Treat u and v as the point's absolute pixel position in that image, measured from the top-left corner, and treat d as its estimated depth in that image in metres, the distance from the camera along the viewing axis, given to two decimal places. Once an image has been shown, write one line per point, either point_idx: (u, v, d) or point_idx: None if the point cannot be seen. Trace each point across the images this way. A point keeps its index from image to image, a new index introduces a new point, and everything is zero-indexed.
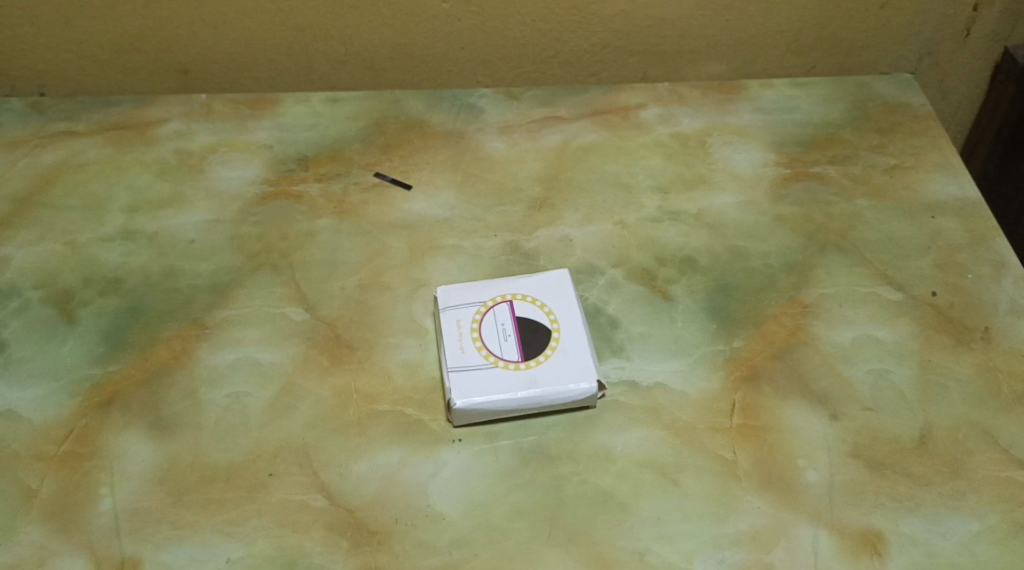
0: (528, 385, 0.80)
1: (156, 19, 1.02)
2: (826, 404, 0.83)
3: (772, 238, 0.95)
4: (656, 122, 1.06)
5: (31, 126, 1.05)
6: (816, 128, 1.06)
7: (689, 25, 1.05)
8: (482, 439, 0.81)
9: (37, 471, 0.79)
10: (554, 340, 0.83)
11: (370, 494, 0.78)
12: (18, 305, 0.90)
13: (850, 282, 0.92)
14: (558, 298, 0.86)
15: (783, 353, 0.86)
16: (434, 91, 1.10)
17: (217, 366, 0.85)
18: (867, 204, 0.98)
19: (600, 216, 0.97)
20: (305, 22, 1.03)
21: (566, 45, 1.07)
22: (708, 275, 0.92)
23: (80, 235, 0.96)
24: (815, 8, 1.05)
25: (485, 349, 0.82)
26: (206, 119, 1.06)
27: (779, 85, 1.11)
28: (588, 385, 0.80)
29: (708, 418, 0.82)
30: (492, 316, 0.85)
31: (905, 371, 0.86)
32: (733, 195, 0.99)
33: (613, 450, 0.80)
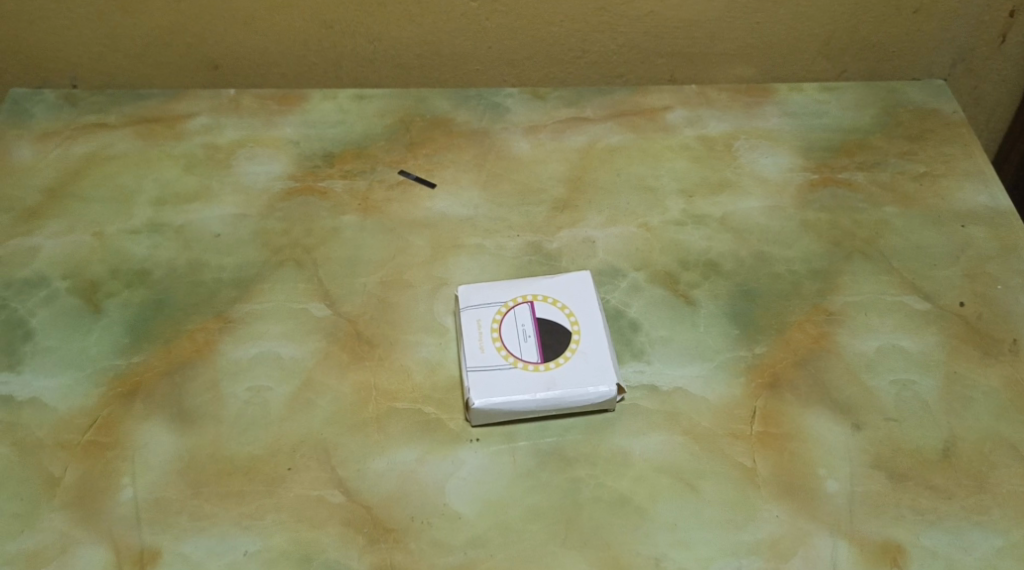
0: (547, 386, 0.80)
1: (187, 14, 1.03)
2: (849, 414, 0.82)
3: (797, 243, 0.94)
4: (682, 125, 1.06)
5: (63, 118, 1.07)
6: (845, 134, 1.05)
7: (718, 27, 1.04)
8: (500, 439, 0.80)
9: (61, 459, 0.80)
10: (575, 342, 0.83)
11: (387, 491, 0.78)
12: (45, 294, 0.91)
13: (875, 290, 0.91)
14: (579, 300, 0.86)
15: (805, 361, 0.85)
16: (460, 90, 1.10)
17: (240, 360, 0.86)
18: (895, 212, 0.97)
19: (624, 218, 0.97)
20: (333, 19, 1.03)
21: (593, 45, 1.06)
22: (731, 280, 0.91)
23: (109, 226, 0.97)
24: (847, 12, 1.03)
25: (504, 349, 0.82)
26: (234, 114, 1.07)
27: (809, 89, 1.10)
28: (608, 387, 0.80)
29: (729, 425, 0.81)
30: (512, 317, 0.85)
31: (930, 382, 0.84)
32: (759, 199, 0.98)
33: (632, 455, 0.80)
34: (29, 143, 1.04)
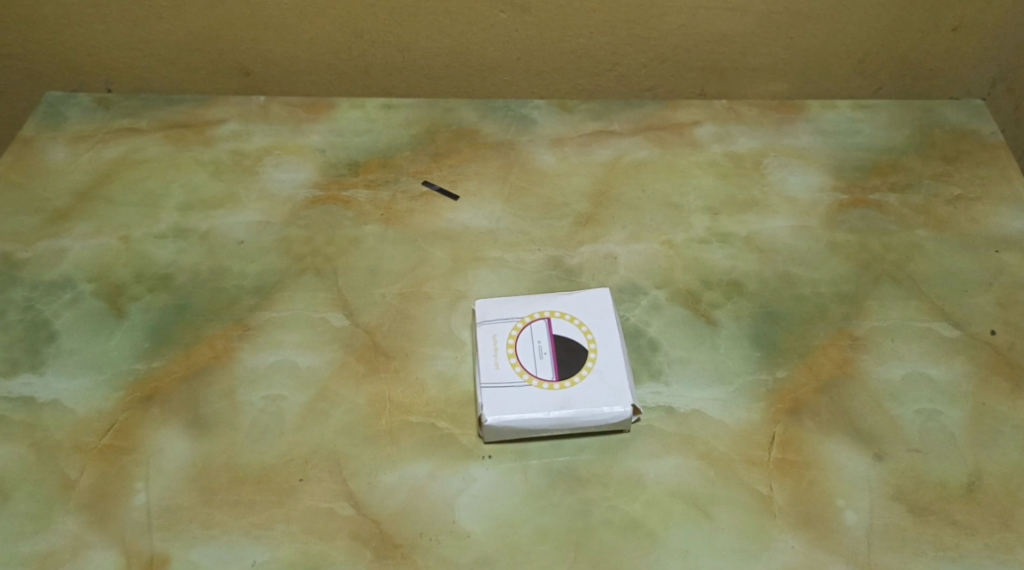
0: (560, 405, 0.79)
1: (219, 21, 1.03)
2: (870, 443, 0.80)
3: (825, 265, 0.92)
4: (711, 140, 1.04)
5: (96, 121, 1.08)
6: (878, 153, 1.02)
7: (751, 41, 1.03)
8: (512, 456, 0.80)
9: (77, 462, 0.81)
10: (591, 361, 0.82)
11: (397, 505, 0.77)
12: (70, 296, 0.92)
13: (903, 316, 0.88)
14: (597, 318, 0.85)
15: (828, 387, 0.83)
16: (488, 100, 1.10)
17: (257, 367, 0.86)
18: (927, 235, 0.95)
19: (647, 234, 0.95)
20: (364, 28, 1.03)
21: (623, 58, 1.05)
22: (755, 301, 0.89)
23: (135, 231, 0.98)
24: (883, 28, 1.01)
25: (519, 366, 0.81)
26: (263, 121, 1.08)
27: (842, 107, 1.07)
28: (623, 408, 0.79)
29: (746, 451, 0.79)
30: (529, 333, 0.84)
31: (957, 414, 0.82)
32: (786, 218, 0.96)
33: (645, 477, 0.78)
34: (62, 145, 1.06)
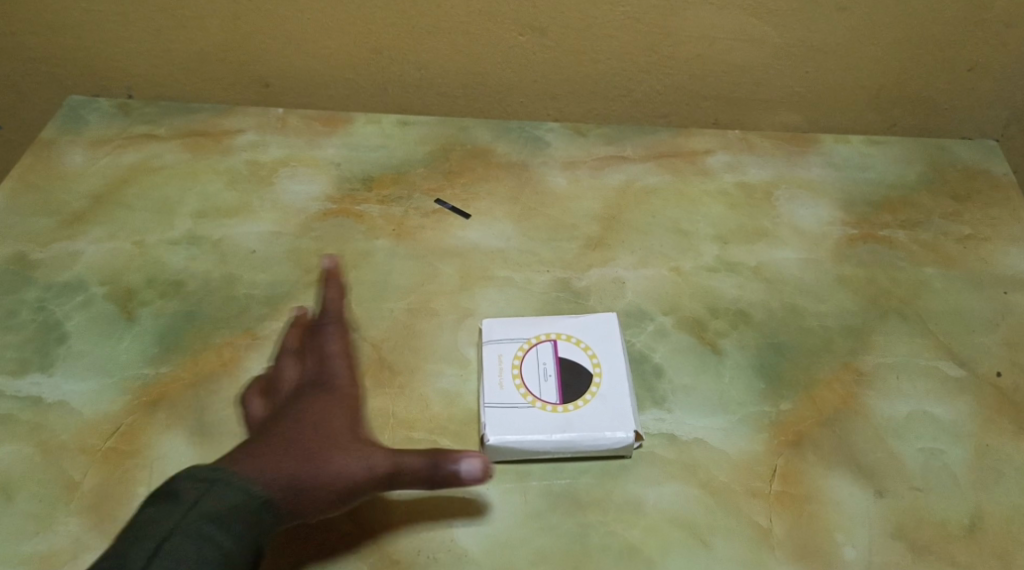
0: (562, 429, 0.79)
1: (241, 33, 1.05)
2: (872, 479, 0.80)
3: (832, 298, 0.93)
4: (722, 170, 1.05)
5: (116, 127, 1.10)
6: (889, 189, 1.03)
7: (767, 73, 1.03)
8: (513, 476, 0.80)
9: (81, 464, 0.81)
10: (595, 385, 0.82)
11: (396, 521, 0.78)
12: (82, 298, 0.93)
13: (908, 352, 0.88)
14: (603, 343, 0.85)
15: (832, 420, 0.83)
16: (503, 121, 1.11)
17: (263, 377, 0.87)
18: (935, 273, 0.95)
19: (655, 260, 0.96)
20: (383, 46, 1.04)
21: (639, 85, 1.06)
22: (761, 331, 0.90)
23: (149, 236, 0.99)
24: (898, 65, 1.02)
25: (523, 387, 0.82)
26: (280, 133, 1.09)
27: (855, 141, 1.08)
28: (625, 434, 0.79)
29: (747, 482, 0.79)
30: (534, 354, 0.84)
31: (960, 453, 0.82)
32: (795, 250, 0.97)
33: (645, 504, 0.78)
34: (81, 149, 1.07)
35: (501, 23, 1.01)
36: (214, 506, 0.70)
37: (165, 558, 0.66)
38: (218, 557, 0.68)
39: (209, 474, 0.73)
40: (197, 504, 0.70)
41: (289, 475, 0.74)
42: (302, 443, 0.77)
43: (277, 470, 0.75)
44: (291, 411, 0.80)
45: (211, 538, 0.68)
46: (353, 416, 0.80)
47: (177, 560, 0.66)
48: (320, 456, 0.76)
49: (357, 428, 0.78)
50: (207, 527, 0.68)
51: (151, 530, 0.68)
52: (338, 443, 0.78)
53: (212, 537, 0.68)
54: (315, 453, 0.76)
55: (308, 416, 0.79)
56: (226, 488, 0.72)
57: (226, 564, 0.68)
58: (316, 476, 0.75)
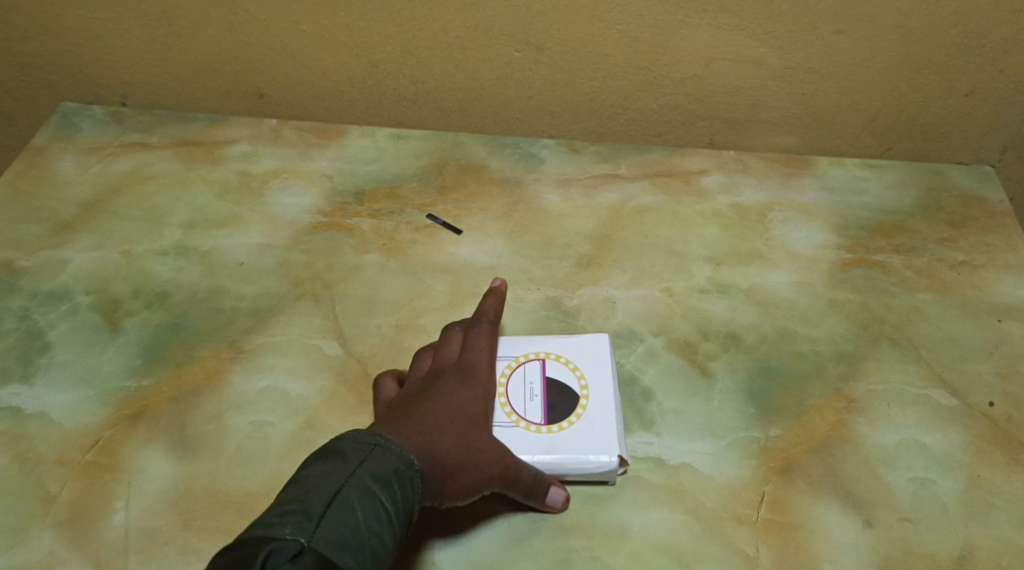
0: (545, 450, 0.78)
1: (237, 43, 1.04)
2: (861, 509, 0.79)
3: (825, 322, 0.92)
4: (717, 190, 1.04)
5: (108, 135, 1.09)
6: (884, 214, 1.02)
7: (764, 95, 1.03)
8: (497, 498, 0.78)
9: (59, 477, 0.80)
10: (581, 407, 0.81)
11: None
12: (67, 307, 0.92)
13: (900, 380, 0.87)
14: (592, 367, 0.84)
15: (821, 447, 0.82)
16: (498, 136, 1.10)
17: (247, 392, 0.86)
18: (928, 299, 0.94)
19: (647, 280, 0.95)
20: (379, 59, 1.04)
21: (635, 103, 1.05)
22: (752, 355, 0.89)
23: (137, 246, 0.98)
24: (896, 90, 1.01)
25: (509, 406, 0.81)
26: (273, 144, 1.08)
27: (851, 165, 1.07)
28: (609, 458, 0.78)
29: (734, 509, 0.78)
30: (521, 372, 0.84)
31: (951, 484, 0.80)
32: (789, 273, 0.96)
33: (630, 529, 0.77)
34: (72, 157, 1.07)
35: (497, 40, 1.00)
36: (378, 464, 0.66)
37: (340, 507, 0.63)
38: (380, 512, 0.65)
39: (370, 438, 0.68)
40: (363, 463, 0.66)
41: (436, 456, 0.71)
42: (456, 426, 0.73)
43: (461, 465, 0.72)
44: (431, 394, 0.76)
45: (377, 497, 0.65)
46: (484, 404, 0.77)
47: (353, 513, 0.63)
48: (470, 442, 0.73)
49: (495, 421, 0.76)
50: (375, 485, 0.65)
51: (324, 481, 0.64)
52: (483, 432, 0.75)
53: (376, 495, 0.65)
54: (459, 437, 0.73)
55: (454, 401, 0.75)
56: (390, 449, 0.68)
57: (389, 525, 0.65)
58: (456, 462, 0.72)
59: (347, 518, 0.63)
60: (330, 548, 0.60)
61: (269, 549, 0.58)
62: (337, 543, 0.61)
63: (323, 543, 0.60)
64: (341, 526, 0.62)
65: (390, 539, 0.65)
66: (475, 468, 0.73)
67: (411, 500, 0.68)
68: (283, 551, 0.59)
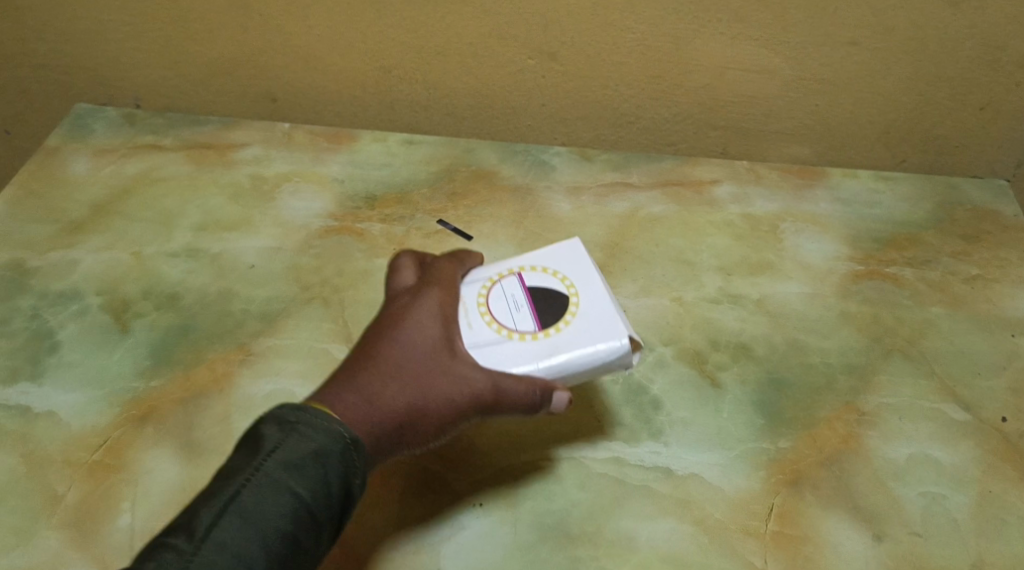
0: (550, 355, 0.73)
1: (250, 47, 1.04)
2: (870, 523, 0.78)
3: (836, 334, 0.91)
4: (729, 201, 1.04)
5: (121, 136, 1.10)
6: (896, 226, 1.01)
7: (776, 105, 1.02)
8: (503, 507, 0.78)
9: (66, 477, 0.80)
10: (573, 305, 0.75)
11: (381, 549, 0.76)
12: (77, 308, 0.92)
13: (912, 394, 0.86)
14: (571, 264, 0.78)
15: (831, 461, 0.81)
16: (509, 143, 1.10)
17: (255, 395, 0.86)
18: (941, 313, 0.93)
19: (658, 289, 0.95)
20: (391, 65, 1.04)
21: (647, 112, 1.05)
22: (762, 366, 0.88)
23: (148, 247, 0.98)
24: (910, 102, 1.01)
25: (495, 322, 0.75)
26: (285, 148, 1.09)
27: (864, 176, 1.07)
28: (619, 340, 0.73)
29: (743, 521, 0.77)
30: (499, 289, 0.77)
31: (962, 500, 0.80)
32: (800, 285, 0.95)
33: (637, 540, 0.76)
34: (85, 158, 1.07)
35: (510, 47, 1.00)
36: (292, 454, 0.65)
37: (233, 514, 0.62)
38: (287, 505, 0.63)
39: (293, 415, 0.67)
40: (274, 453, 0.65)
41: (387, 411, 0.70)
42: (410, 373, 0.72)
43: (424, 410, 0.71)
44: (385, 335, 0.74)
45: (286, 490, 0.64)
46: (448, 333, 0.74)
47: (250, 515, 0.62)
48: (422, 389, 0.71)
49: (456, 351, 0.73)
50: (282, 481, 0.64)
51: (227, 482, 0.64)
52: (444, 368, 0.72)
53: (286, 488, 0.64)
54: (413, 382, 0.72)
55: (407, 340, 0.73)
56: (309, 432, 0.66)
57: (301, 519, 0.63)
58: (411, 413, 0.71)
59: (244, 518, 0.62)
60: (212, 562, 0.60)
61: (158, 552, 0.61)
62: (226, 546, 0.61)
63: (208, 557, 0.61)
64: (234, 528, 0.62)
65: (309, 531, 0.64)
66: (438, 408, 0.72)
67: (340, 480, 0.66)
68: (170, 552, 0.60)
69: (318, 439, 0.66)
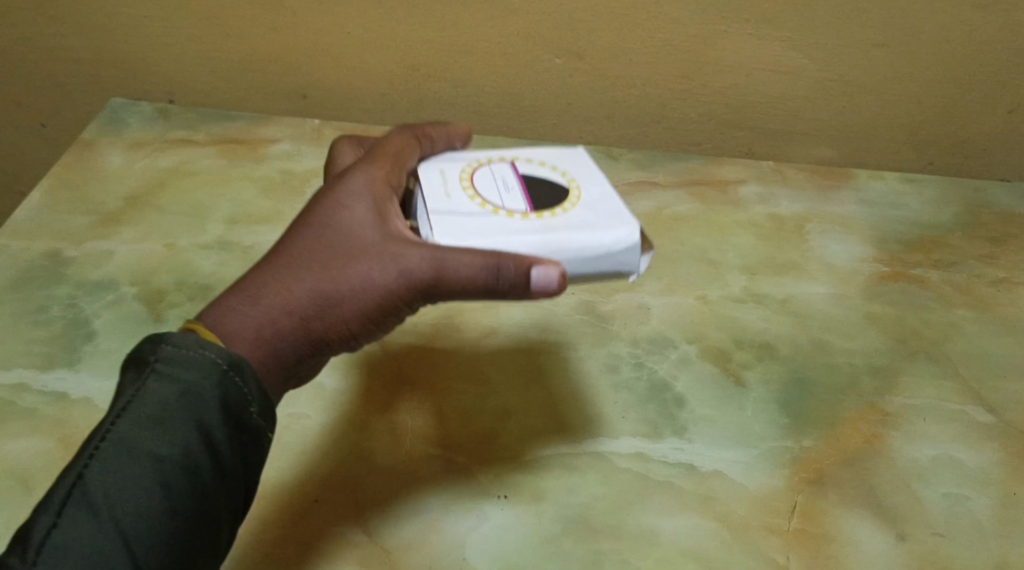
0: (543, 232, 0.67)
1: (281, 44, 1.06)
2: (893, 522, 0.78)
3: (860, 335, 0.91)
4: (754, 201, 1.05)
5: (154, 131, 1.12)
6: (922, 229, 1.02)
7: (802, 107, 1.03)
8: (528, 499, 0.79)
9: None
10: (573, 196, 0.70)
11: (406, 537, 0.76)
12: (112, 297, 0.94)
13: (936, 395, 0.87)
14: (569, 166, 0.74)
15: (854, 460, 0.82)
16: (536, 142, 1.11)
17: None
18: (966, 316, 0.93)
19: (682, 288, 0.95)
20: (420, 62, 1.05)
21: (673, 112, 1.06)
22: (786, 365, 0.89)
23: (181, 239, 1.00)
24: (937, 105, 1.01)
25: (479, 196, 0.69)
26: (316, 144, 1.11)
27: (890, 179, 1.07)
28: (629, 229, 0.67)
29: (766, 518, 0.78)
30: (487, 172, 0.72)
31: (985, 501, 0.80)
32: (825, 286, 0.96)
33: (659, 535, 0.77)
34: (120, 150, 1.10)
35: (538, 46, 1.01)
36: (147, 407, 0.61)
37: (80, 500, 0.58)
38: (150, 471, 0.60)
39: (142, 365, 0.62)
40: (123, 415, 0.61)
41: (288, 306, 0.65)
42: (318, 264, 0.66)
43: (337, 300, 0.66)
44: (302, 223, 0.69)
45: (143, 454, 0.60)
46: (375, 214, 0.68)
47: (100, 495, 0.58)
48: (330, 281, 0.66)
49: (376, 235, 0.67)
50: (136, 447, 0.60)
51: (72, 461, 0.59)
52: (363, 253, 0.67)
53: (144, 449, 0.60)
54: (323, 272, 0.66)
55: (320, 229, 0.68)
56: (168, 372, 0.62)
57: (162, 482, 0.60)
58: (322, 305, 0.66)
59: (90, 502, 0.58)
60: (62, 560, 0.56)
61: (7, 556, 0.56)
62: (70, 546, 0.57)
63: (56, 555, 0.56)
64: (80, 516, 0.58)
65: (184, 488, 0.60)
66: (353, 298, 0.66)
67: (208, 426, 0.62)
68: (15, 557, 0.56)
69: (180, 379, 0.62)
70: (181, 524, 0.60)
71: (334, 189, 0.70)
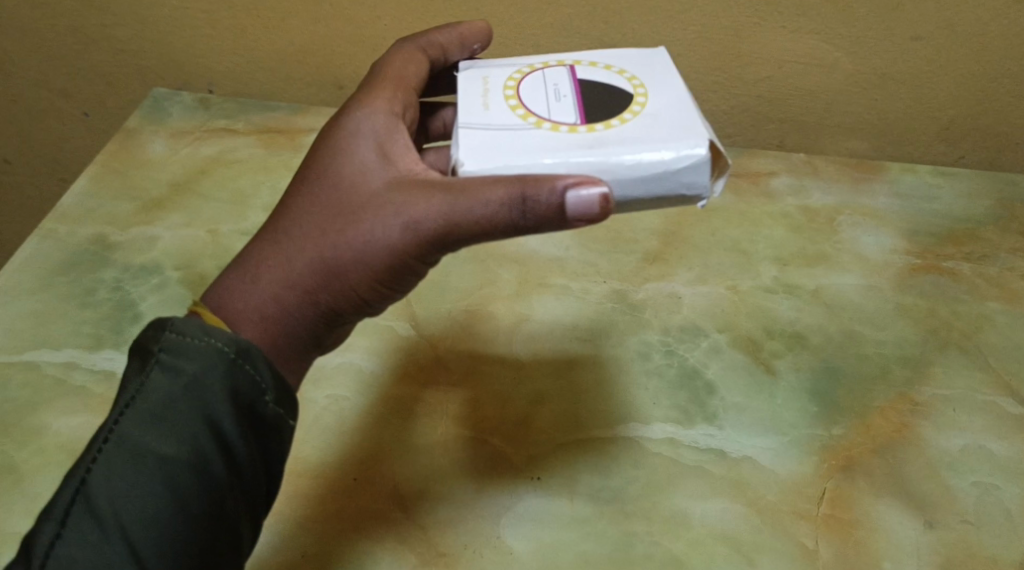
0: (595, 147, 0.66)
1: (320, 36, 1.08)
2: (922, 510, 0.79)
3: (891, 326, 0.92)
4: (786, 193, 1.06)
5: (196, 120, 1.15)
6: (954, 222, 1.02)
7: (835, 100, 1.04)
8: (561, 481, 0.81)
9: None
10: (631, 105, 0.69)
11: (443, 516, 0.79)
12: (157, 281, 0.97)
13: (968, 386, 0.88)
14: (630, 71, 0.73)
15: (885, 449, 0.83)
16: None
17: (325, 367, 0.89)
18: (998, 308, 0.94)
19: (713, 278, 0.97)
20: None
21: (706, 104, 1.07)
22: (817, 355, 0.90)
23: (223, 225, 1.03)
24: (971, 99, 1.01)
25: (524, 110, 0.69)
26: None
27: (922, 172, 1.08)
28: (690, 141, 0.66)
29: (796, 504, 0.79)
30: (538, 83, 0.72)
31: (1016, 491, 0.80)
32: (856, 277, 0.97)
33: (691, 518, 0.78)
34: (163, 139, 1.13)
35: (573, 39, 1.03)
36: (148, 402, 0.63)
37: (84, 506, 0.61)
38: (156, 470, 0.62)
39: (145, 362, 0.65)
40: (124, 416, 0.63)
41: (291, 280, 0.68)
42: (319, 234, 0.68)
43: (342, 266, 0.68)
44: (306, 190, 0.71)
45: (147, 453, 0.62)
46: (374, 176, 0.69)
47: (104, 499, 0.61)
48: (329, 251, 0.68)
49: (373, 201, 0.68)
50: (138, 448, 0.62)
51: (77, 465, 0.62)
52: (359, 219, 0.67)
53: (148, 449, 0.62)
54: (322, 243, 0.68)
55: (319, 200, 0.70)
56: (171, 364, 0.64)
57: (169, 478, 0.62)
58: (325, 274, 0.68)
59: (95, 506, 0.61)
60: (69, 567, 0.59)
61: (21, 555, 0.60)
62: (78, 551, 0.60)
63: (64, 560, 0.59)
64: (87, 521, 0.60)
65: (193, 481, 0.63)
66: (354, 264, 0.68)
67: (212, 417, 0.64)
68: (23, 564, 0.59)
69: (182, 373, 0.64)
70: (190, 520, 0.62)
71: (333, 152, 0.71)
